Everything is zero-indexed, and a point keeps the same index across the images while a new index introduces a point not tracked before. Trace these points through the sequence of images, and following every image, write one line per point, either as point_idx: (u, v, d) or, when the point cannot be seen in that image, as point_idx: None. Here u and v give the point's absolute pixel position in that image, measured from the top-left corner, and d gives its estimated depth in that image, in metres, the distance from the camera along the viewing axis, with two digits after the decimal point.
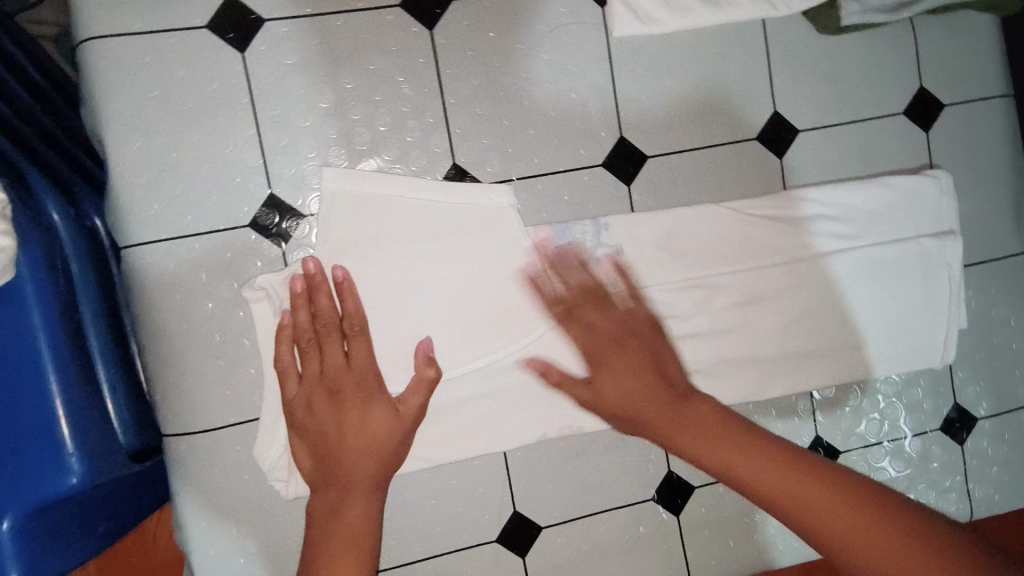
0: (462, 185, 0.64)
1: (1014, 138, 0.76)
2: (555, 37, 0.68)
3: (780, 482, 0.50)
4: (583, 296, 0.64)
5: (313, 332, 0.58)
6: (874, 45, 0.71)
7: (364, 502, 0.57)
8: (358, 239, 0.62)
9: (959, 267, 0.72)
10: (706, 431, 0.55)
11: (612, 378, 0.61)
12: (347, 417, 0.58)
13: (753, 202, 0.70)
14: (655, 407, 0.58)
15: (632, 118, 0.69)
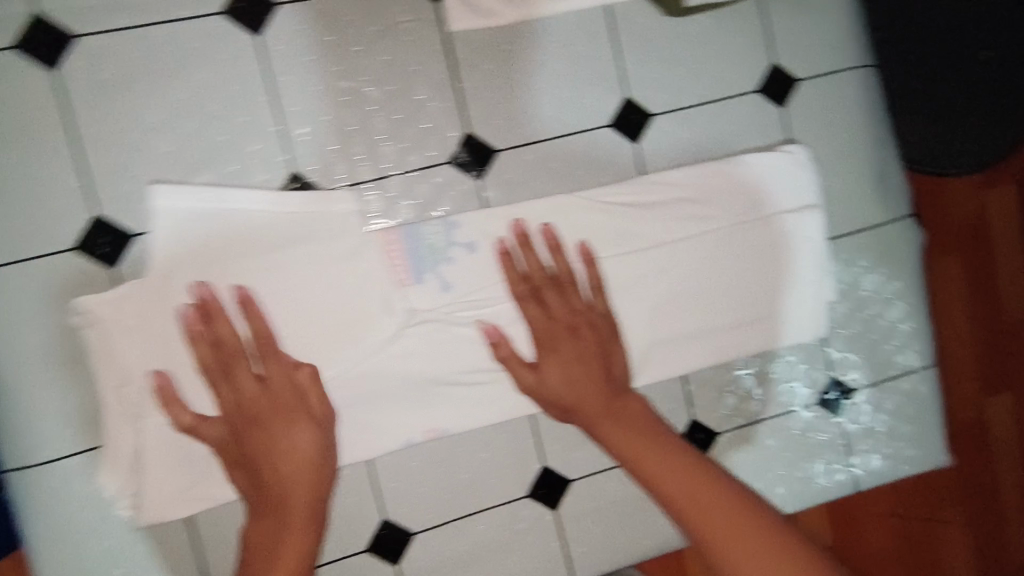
0: (300, 194, 0.63)
1: (874, 109, 0.75)
2: (392, 35, 0.65)
3: (677, 484, 0.52)
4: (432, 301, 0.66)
5: (213, 360, 0.58)
6: (724, 25, 0.71)
7: (300, 530, 0.54)
8: (192, 255, 0.60)
9: (818, 241, 0.73)
10: (620, 423, 0.59)
11: (562, 366, 0.62)
12: (275, 441, 0.56)
13: (609, 189, 0.69)
14: (597, 397, 0.60)
15: (480, 113, 0.67)
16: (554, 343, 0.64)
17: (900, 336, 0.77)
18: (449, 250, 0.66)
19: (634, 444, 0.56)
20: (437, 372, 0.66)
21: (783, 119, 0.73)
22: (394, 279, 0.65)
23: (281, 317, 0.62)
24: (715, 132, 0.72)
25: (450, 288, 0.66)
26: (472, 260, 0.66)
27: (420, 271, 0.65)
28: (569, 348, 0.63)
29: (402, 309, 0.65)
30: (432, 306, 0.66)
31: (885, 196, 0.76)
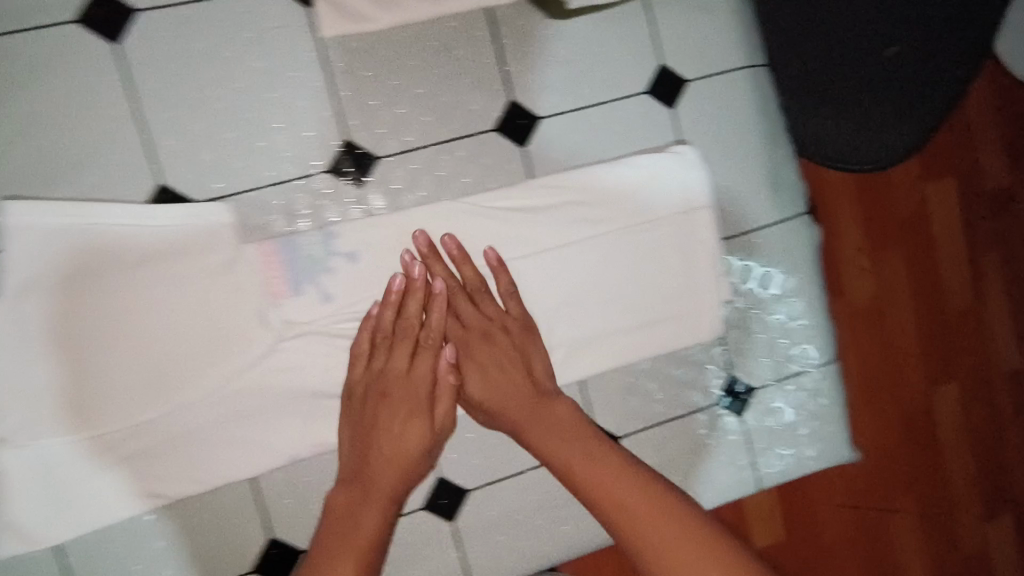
0: (165, 208, 0.61)
1: (762, 109, 0.76)
2: (262, 42, 0.63)
3: (599, 479, 0.57)
4: (316, 313, 0.65)
5: (484, 347, 0.66)
6: (608, 28, 0.71)
7: (378, 509, 0.60)
8: (52, 276, 0.59)
9: (711, 241, 0.74)
10: (552, 431, 0.62)
11: (481, 375, 0.66)
12: (378, 426, 0.63)
13: (497, 194, 0.68)
14: (517, 404, 0.64)
15: (359, 121, 0.66)
16: (489, 356, 0.66)
17: (795, 334, 0.79)
18: (330, 261, 0.65)
19: (556, 446, 0.61)
20: (321, 384, 0.65)
21: (673, 120, 0.73)
22: (271, 291, 0.63)
23: (155, 332, 0.61)
24: (604, 133, 0.71)
25: (331, 298, 0.65)
26: (354, 270, 0.65)
27: (299, 283, 0.64)
28: (489, 354, 0.66)
29: (278, 321, 0.64)
30: (312, 317, 0.65)
31: (776, 197, 0.77)
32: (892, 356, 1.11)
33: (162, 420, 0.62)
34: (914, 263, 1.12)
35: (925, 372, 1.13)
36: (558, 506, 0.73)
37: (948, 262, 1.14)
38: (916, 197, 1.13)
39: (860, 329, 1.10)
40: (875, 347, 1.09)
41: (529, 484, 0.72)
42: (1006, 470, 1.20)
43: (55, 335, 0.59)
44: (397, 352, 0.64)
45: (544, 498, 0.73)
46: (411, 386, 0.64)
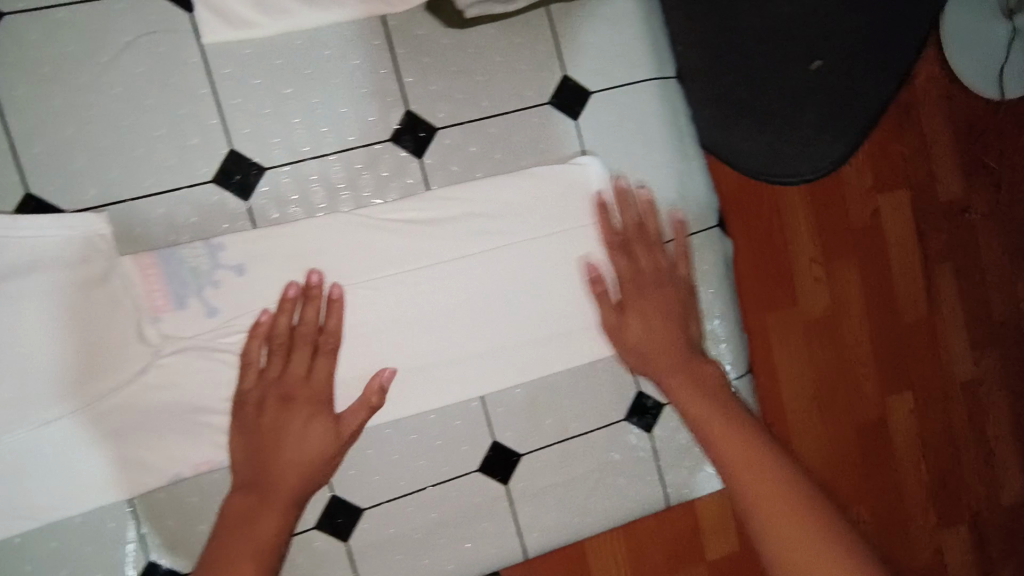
0: (29, 217, 0.58)
1: (671, 121, 0.76)
2: (139, 46, 0.61)
3: (735, 440, 0.52)
4: (198, 329, 0.62)
5: (666, 294, 0.67)
6: (508, 38, 0.70)
7: (278, 514, 0.54)
8: None
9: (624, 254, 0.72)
10: (693, 382, 0.60)
11: (642, 317, 0.66)
12: (278, 430, 0.58)
13: (392, 206, 0.67)
14: (675, 357, 0.63)
15: (246, 128, 0.64)
16: (663, 305, 0.66)
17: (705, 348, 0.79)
18: (215, 274, 0.62)
19: (691, 398, 0.58)
20: (206, 402, 0.62)
21: (575, 131, 0.72)
22: (149, 305, 0.61)
23: (24, 349, 0.58)
24: (504, 146, 0.71)
25: (215, 313, 0.62)
26: (241, 283, 0.63)
27: (182, 296, 0.61)
28: (642, 303, 0.67)
29: (155, 336, 0.61)
30: (195, 332, 0.62)
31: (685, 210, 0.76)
32: (843, 370, 1.10)
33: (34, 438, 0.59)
34: (870, 272, 1.12)
35: (880, 386, 1.13)
36: (456, 524, 0.72)
37: (903, 275, 1.14)
38: (870, 207, 1.13)
39: (816, 340, 1.09)
40: (826, 358, 1.09)
41: (427, 503, 0.72)
42: (964, 488, 1.19)
43: None
44: (296, 353, 0.61)
45: (443, 517, 0.72)
46: (312, 398, 0.60)
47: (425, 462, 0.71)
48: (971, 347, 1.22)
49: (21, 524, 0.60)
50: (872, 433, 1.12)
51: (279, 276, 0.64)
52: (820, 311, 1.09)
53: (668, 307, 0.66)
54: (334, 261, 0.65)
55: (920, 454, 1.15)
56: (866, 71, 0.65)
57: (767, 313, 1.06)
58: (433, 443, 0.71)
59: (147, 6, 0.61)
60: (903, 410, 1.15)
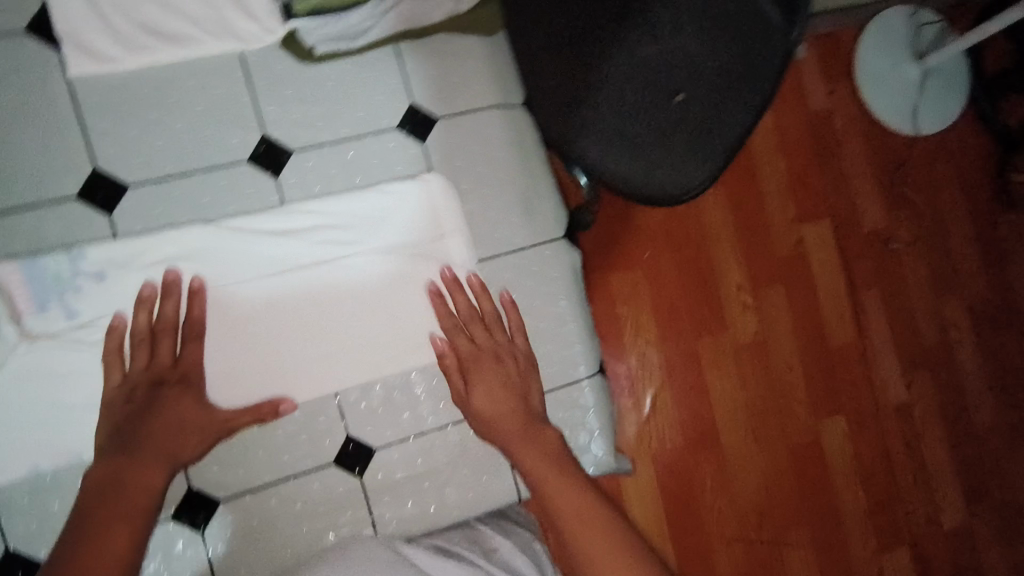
0: None
1: (515, 142, 0.84)
2: (12, 79, 0.69)
3: (565, 498, 0.63)
4: (59, 329, 0.68)
5: (496, 372, 0.74)
6: (359, 70, 0.79)
7: (154, 468, 0.63)
8: None
9: (465, 260, 0.80)
10: (529, 443, 0.69)
11: (484, 390, 0.73)
12: (151, 406, 0.66)
13: (246, 218, 0.74)
14: (514, 423, 0.71)
15: (111, 150, 0.71)
16: (500, 383, 0.73)
17: (558, 350, 0.85)
18: (76, 280, 0.69)
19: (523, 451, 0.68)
20: (64, 397, 0.68)
21: (424, 153, 0.81)
22: (9, 309, 0.67)
23: None
24: (360, 167, 0.79)
25: (75, 315, 0.68)
26: (101, 288, 0.69)
27: (43, 301, 0.67)
28: (487, 375, 0.74)
29: (14, 337, 0.66)
30: (54, 332, 0.68)
31: (530, 222, 0.84)
32: (771, 383, 1.36)
33: None
34: (796, 299, 1.38)
35: (809, 397, 1.37)
36: (313, 516, 0.77)
37: (829, 301, 1.39)
38: (795, 239, 1.38)
39: (750, 361, 1.35)
40: (756, 373, 1.35)
41: (284, 495, 0.76)
42: (897, 494, 1.40)
43: None
44: (161, 339, 0.68)
45: (301, 509, 0.76)
46: (182, 379, 0.68)
47: (286, 456, 0.76)
48: (902, 370, 1.42)
49: None
50: (802, 436, 1.36)
51: (137, 281, 0.70)
52: (750, 334, 1.35)
53: (502, 375, 0.74)
54: (191, 266, 0.72)
55: (851, 457, 1.38)
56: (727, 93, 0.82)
57: (700, 335, 1.33)
58: (296, 438, 0.77)
59: (22, 45, 0.70)
60: (833, 428, 1.38)
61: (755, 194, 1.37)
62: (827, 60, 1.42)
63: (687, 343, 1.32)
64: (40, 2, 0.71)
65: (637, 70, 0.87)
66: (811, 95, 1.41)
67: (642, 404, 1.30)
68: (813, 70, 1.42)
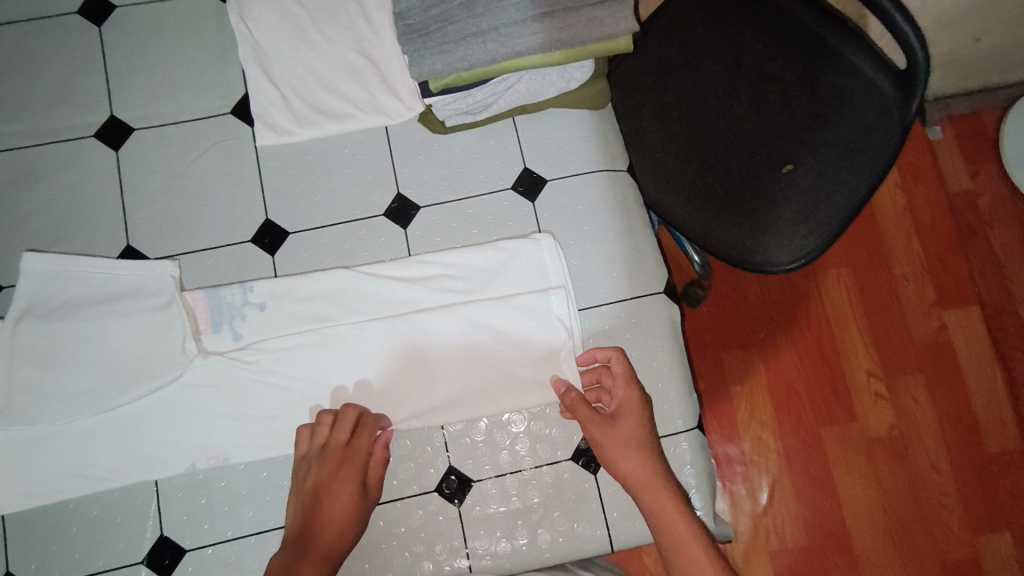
0: (131, 262, 0.82)
1: (618, 203, 0.91)
2: (215, 149, 0.88)
3: (696, 556, 0.68)
4: (226, 347, 0.82)
5: (639, 437, 0.75)
6: (482, 140, 0.91)
7: (315, 562, 0.68)
8: (53, 316, 0.79)
9: (567, 314, 0.84)
10: (674, 506, 0.71)
11: (625, 441, 0.74)
12: (324, 491, 0.72)
13: (380, 266, 0.85)
14: (658, 481, 0.72)
15: (279, 204, 0.87)
16: (641, 445, 0.74)
17: (656, 402, 0.86)
18: (245, 308, 0.82)
19: (665, 506, 0.71)
20: (222, 407, 0.80)
21: (533, 211, 0.90)
22: (193, 328, 0.81)
23: (100, 354, 0.79)
24: (476, 222, 0.89)
25: (240, 337, 0.82)
26: (262, 316, 0.82)
27: (218, 323, 0.82)
28: (631, 434, 0.75)
29: (194, 351, 0.80)
30: (223, 350, 0.82)
31: (630, 274, 0.88)
32: (913, 484, 1.24)
33: (96, 423, 0.79)
34: (938, 392, 1.28)
35: (961, 504, 1.23)
36: (414, 542, 0.80)
37: (981, 397, 1.28)
38: (935, 325, 1.30)
39: (886, 457, 1.25)
40: (893, 471, 1.24)
41: (390, 518, 0.80)
42: None
43: (28, 351, 0.78)
44: (342, 423, 0.76)
45: (405, 532, 0.80)
46: (347, 458, 0.74)
47: (395, 481, 0.82)
48: None
49: (72, 492, 0.77)
50: (952, 548, 1.22)
51: (292, 313, 0.83)
52: (885, 427, 1.26)
53: (648, 436, 0.75)
54: (332, 303, 0.83)
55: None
56: (844, 159, 0.88)
57: (825, 424, 1.26)
58: (404, 465, 0.83)
59: (226, 124, 0.89)
60: (995, 545, 1.22)
61: (885, 276, 1.32)
62: (966, 141, 1.39)
63: (809, 432, 1.25)
64: (242, 92, 0.90)
65: (744, 143, 0.92)
66: (947, 173, 1.38)
67: (757, 495, 1.23)
68: (948, 145, 1.39)
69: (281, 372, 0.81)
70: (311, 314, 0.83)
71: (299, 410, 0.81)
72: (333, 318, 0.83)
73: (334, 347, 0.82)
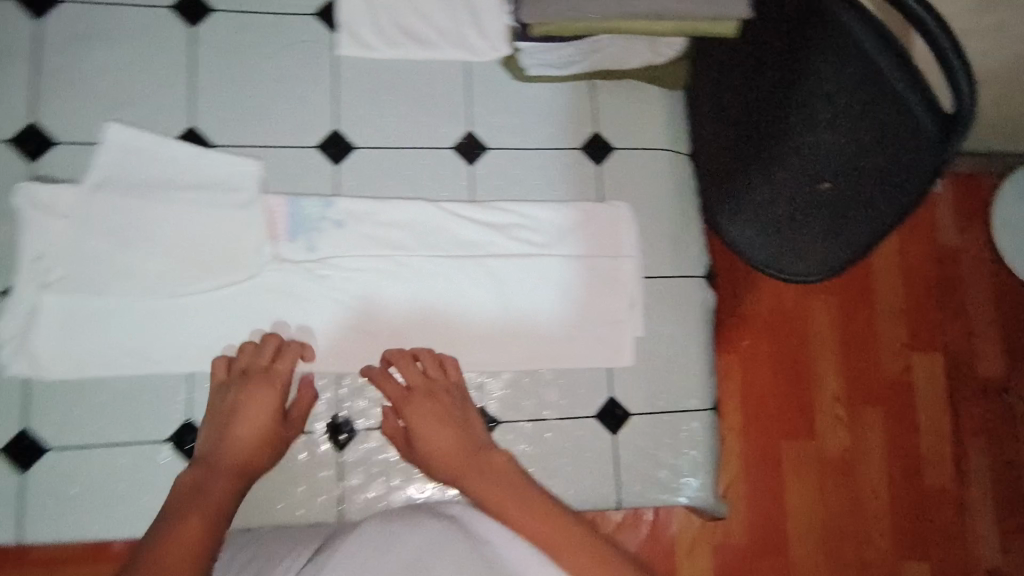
0: (217, 154, 0.81)
1: (676, 183, 0.93)
2: (294, 48, 0.86)
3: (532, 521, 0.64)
4: (292, 253, 0.81)
5: (449, 427, 0.74)
6: (558, 94, 0.91)
7: (228, 480, 0.67)
8: (129, 191, 0.78)
9: (633, 285, 0.87)
10: (479, 472, 0.70)
11: (421, 421, 0.75)
12: (242, 409, 0.73)
13: (461, 206, 0.85)
14: (458, 454, 0.72)
15: (351, 117, 0.86)
16: (444, 417, 0.75)
17: (681, 380, 0.88)
18: (321, 222, 0.82)
19: (498, 496, 0.67)
20: (275, 309, 0.80)
21: (597, 174, 0.90)
22: (270, 232, 0.81)
23: (159, 235, 0.78)
24: (543, 173, 0.89)
25: (314, 250, 0.82)
26: (339, 233, 0.82)
27: (294, 232, 0.81)
28: (423, 411, 0.75)
29: (269, 254, 0.80)
30: (296, 259, 0.81)
31: (676, 252, 0.90)
32: (853, 508, 1.23)
33: (135, 303, 0.77)
34: (892, 426, 1.27)
35: (892, 532, 1.23)
36: None
37: (931, 439, 1.28)
38: (901, 363, 1.29)
39: (832, 480, 1.23)
40: (839, 494, 1.23)
41: None
42: None
43: (88, 213, 0.77)
44: (264, 347, 0.76)
45: None
46: (271, 377, 0.75)
47: None
48: (1000, 535, 1.27)
49: (99, 362, 0.76)
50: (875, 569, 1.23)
51: (368, 236, 0.83)
52: (839, 449, 1.24)
53: (444, 414, 0.75)
54: (408, 232, 0.84)
55: None
56: (905, 169, 0.72)
57: (783, 437, 1.23)
58: None
59: (308, 26, 0.87)
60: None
61: (865, 308, 1.30)
62: (962, 200, 1.37)
63: (767, 441, 1.23)
64: None
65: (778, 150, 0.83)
66: (939, 225, 1.36)
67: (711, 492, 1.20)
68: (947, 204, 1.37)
69: (351, 291, 0.81)
70: (385, 240, 0.83)
71: (339, 325, 0.81)
72: (401, 247, 0.83)
73: (381, 268, 0.82)
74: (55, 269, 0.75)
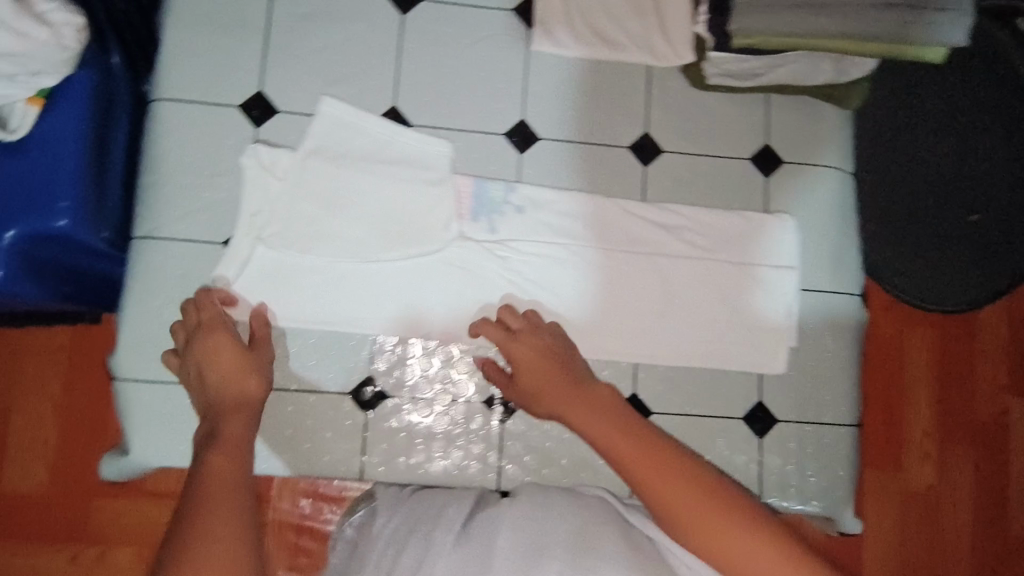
0: (415, 133, 0.87)
1: (844, 200, 0.93)
2: (492, 41, 0.91)
3: (635, 452, 0.66)
4: (474, 233, 0.86)
5: (551, 363, 0.76)
6: (734, 104, 0.94)
7: (238, 421, 0.65)
8: (337, 160, 0.85)
9: (793, 296, 0.89)
10: (585, 405, 0.72)
11: (527, 357, 0.77)
12: (201, 361, 0.71)
13: (636, 205, 0.89)
14: (561, 389, 0.74)
15: (538, 109, 0.91)
16: (545, 354, 0.77)
17: (830, 394, 0.89)
18: (503, 206, 0.88)
19: (602, 432, 0.69)
20: (457, 283, 0.85)
21: (764, 185, 0.93)
22: (457, 210, 0.86)
23: (359, 203, 0.85)
24: (712, 180, 0.92)
25: (495, 231, 0.87)
26: (519, 217, 0.87)
27: (478, 213, 0.87)
28: (526, 349, 0.78)
29: (455, 231, 0.86)
30: (478, 238, 0.87)
31: (836, 269, 0.92)
32: (933, 546, 1.19)
33: (333, 263, 0.84)
34: (982, 469, 1.22)
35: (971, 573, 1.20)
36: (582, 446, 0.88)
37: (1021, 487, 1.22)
38: (998, 406, 1.23)
39: (916, 515, 1.19)
40: (922, 529, 1.19)
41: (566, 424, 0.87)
42: None
43: (302, 177, 0.84)
44: (200, 312, 0.76)
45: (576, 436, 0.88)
46: (212, 324, 0.74)
47: None
48: None
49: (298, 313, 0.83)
50: None
51: (545, 222, 0.87)
52: (924, 486, 1.19)
53: (544, 353, 0.77)
54: (583, 223, 0.88)
55: None
56: None
57: (871, 466, 1.18)
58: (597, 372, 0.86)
59: (505, 21, 0.92)
60: None
61: (967, 345, 1.24)
62: None
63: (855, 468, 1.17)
64: None
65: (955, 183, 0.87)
66: None
67: None
68: None
69: (526, 272, 0.86)
70: (560, 228, 0.88)
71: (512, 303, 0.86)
72: (574, 236, 0.88)
73: (554, 253, 0.87)
74: (270, 226, 0.83)
